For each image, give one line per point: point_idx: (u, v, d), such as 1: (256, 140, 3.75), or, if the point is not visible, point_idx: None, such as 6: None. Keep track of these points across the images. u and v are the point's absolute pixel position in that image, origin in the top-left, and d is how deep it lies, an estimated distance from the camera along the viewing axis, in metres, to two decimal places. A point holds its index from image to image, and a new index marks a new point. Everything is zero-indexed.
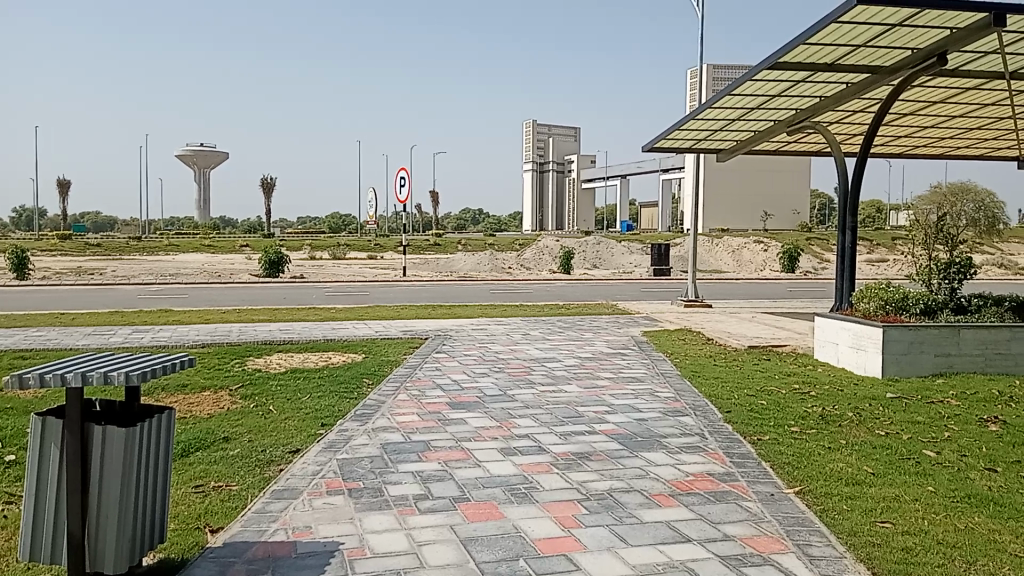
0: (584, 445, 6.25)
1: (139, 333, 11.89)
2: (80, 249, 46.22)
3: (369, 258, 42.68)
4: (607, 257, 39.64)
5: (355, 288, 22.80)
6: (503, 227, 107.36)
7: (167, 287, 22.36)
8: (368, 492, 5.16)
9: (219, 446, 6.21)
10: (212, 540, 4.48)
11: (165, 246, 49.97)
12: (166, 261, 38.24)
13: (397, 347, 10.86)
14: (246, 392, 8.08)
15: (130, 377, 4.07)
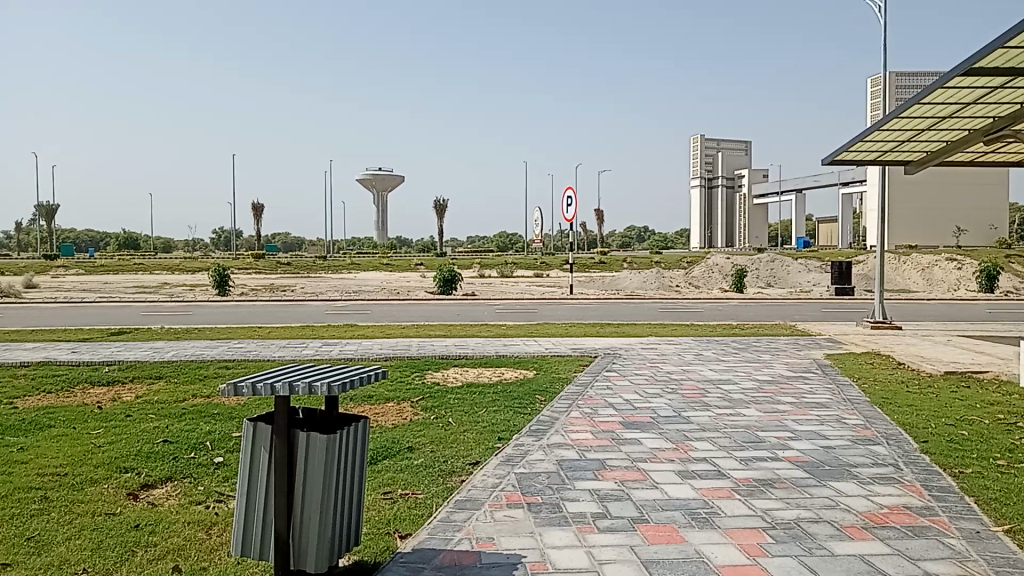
0: (767, 471, 6.04)
1: (327, 346, 12.65)
2: (271, 268, 49.83)
3: (537, 277, 43.42)
4: (783, 275, 38.20)
5: (524, 306, 23.18)
6: (670, 244, 105.97)
7: (350, 303, 23.66)
8: (547, 507, 5.23)
9: (403, 456, 6.50)
10: (402, 545, 4.70)
11: (348, 266, 52.95)
12: (349, 280, 40.44)
13: (569, 364, 10.94)
14: (426, 404, 8.40)
15: (332, 388, 4.35)
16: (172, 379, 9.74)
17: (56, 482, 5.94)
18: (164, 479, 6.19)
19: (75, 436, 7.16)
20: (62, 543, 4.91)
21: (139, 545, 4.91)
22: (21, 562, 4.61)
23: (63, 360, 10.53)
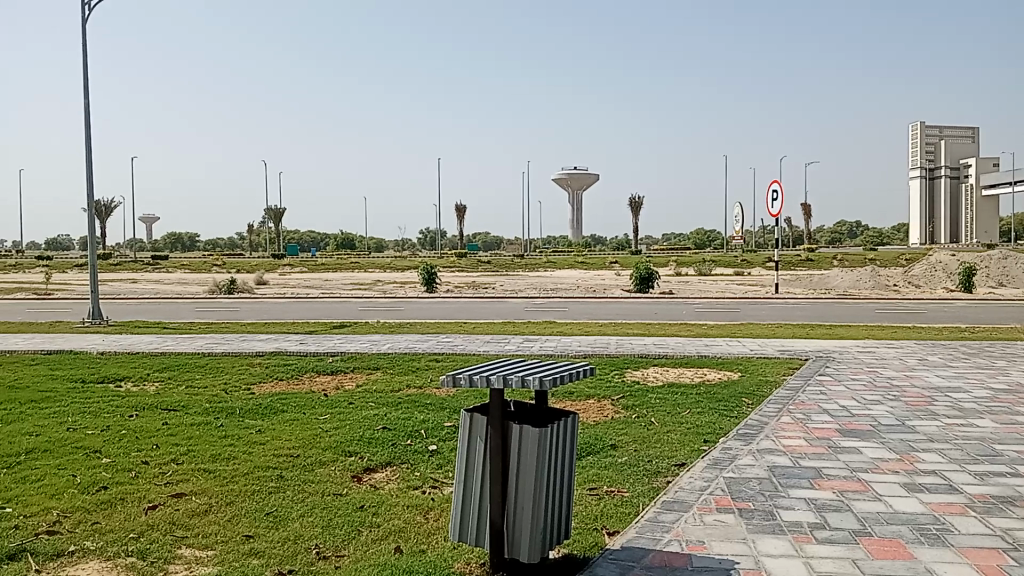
0: (1008, 489, 5.51)
1: (529, 342, 12.98)
2: (473, 266, 51.75)
3: (738, 275, 42.11)
4: (1019, 273, 34.59)
5: (725, 305, 22.55)
6: (883, 240, 99.03)
7: (549, 301, 24.10)
8: (759, 514, 5.08)
9: (607, 453, 6.55)
10: (611, 542, 4.75)
11: (545, 264, 53.94)
12: (547, 278, 41.19)
13: (775, 366, 10.54)
14: (627, 403, 8.41)
15: (544, 382, 4.47)
16: (387, 371, 10.37)
17: (290, 462, 6.51)
18: (384, 464, 6.61)
19: (305, 421, 7.81)
20: (296, 518, 5.38)
21: (364, 525, 5.28)
22: (262, 534, 5.10)
23: (293, 350, 11.51)
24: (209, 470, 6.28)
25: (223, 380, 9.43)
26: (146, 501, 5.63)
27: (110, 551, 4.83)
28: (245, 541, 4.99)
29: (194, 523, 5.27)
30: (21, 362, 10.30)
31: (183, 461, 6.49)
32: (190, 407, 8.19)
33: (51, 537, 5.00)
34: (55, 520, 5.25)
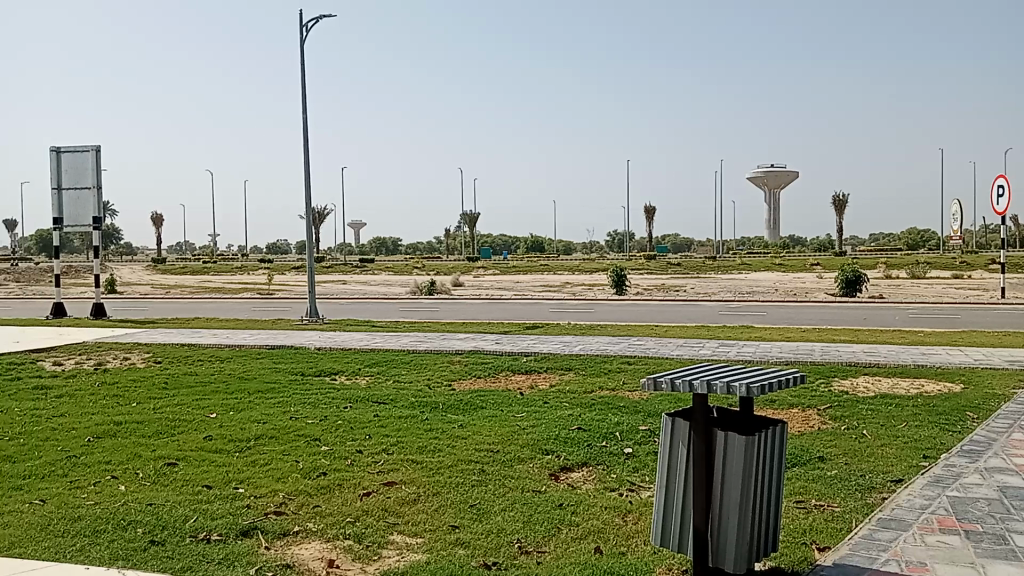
0: None
1: (726, 347, 12.59)
2: (664, 268, 51.04)
3: (956, 278, 38.70)
4: None
5: (943, 311, 20.77)
6: None
7: (745, 304, 23.28)
8: (990, 537, 4.63)
9: (814, 465, 6.22)
10: (821, 558, 4.51)
11: (740, 266, 52.20)
12: (742, 281, 39.85)
13: (1005, 379, 9.56)
14: (835, 413, 7.95)
15: (751, 389, 4.31)
16: (580, 372, 10.43)
17: (491, 457, 6.70)
18: (581, 464, 6.65)
19: (503, 418, 8.01)
20: (499, 512, 5.53)
21: (564, 523, 5.33)
22: (467, 525, 5.28)
23: (490, 350, 11.84)
24: (417, 462, 6.59)
25: (425, 377, 9.88)
26: (361, 488, 6.00)
27: (330, 533, 5.18)
28: (450, 531, 5.19)
29: (403, 511, 5.55)
30: (249, 355, 11.30)
31: (392, 451, 6.86)
32: (397, 400, 8.64)
33: (278, 516, 5.43)
34: (281, 501, 5.71)
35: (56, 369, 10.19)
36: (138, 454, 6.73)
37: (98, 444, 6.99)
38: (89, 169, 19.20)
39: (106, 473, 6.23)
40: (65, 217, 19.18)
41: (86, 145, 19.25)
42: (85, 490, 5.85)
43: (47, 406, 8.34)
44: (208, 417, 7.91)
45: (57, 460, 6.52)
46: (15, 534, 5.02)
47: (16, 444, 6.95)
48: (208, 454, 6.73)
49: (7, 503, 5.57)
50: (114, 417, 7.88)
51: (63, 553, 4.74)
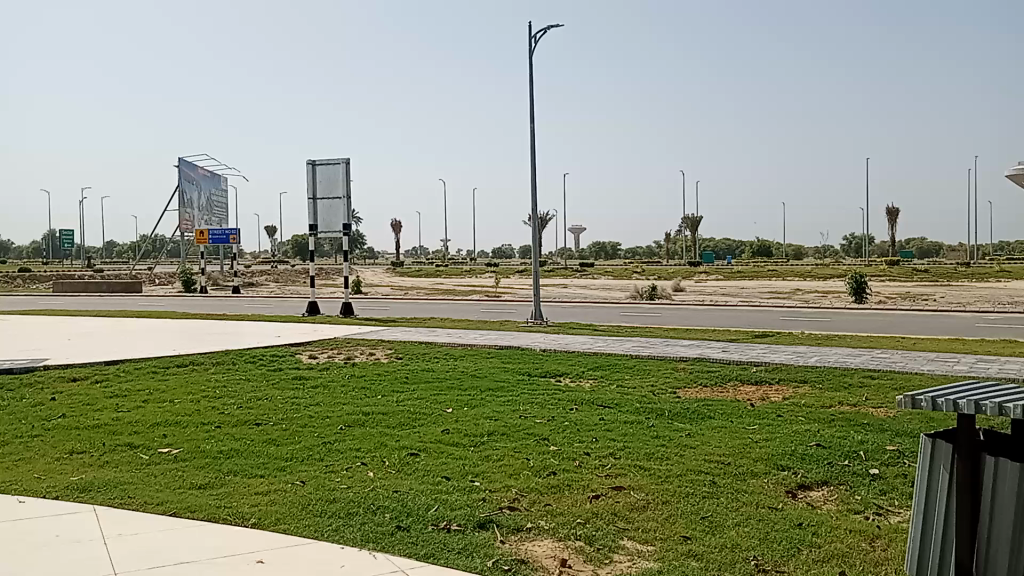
0: None
1: (986, 363, 11.37)
2: (906, 275, 47.14)
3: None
4: None
5: None
6: None
7: (1008, 316, 20.92)
8: None
9: None
10: None
11: (998, 273, 47.00)
12: (1003, 290, 35.87)
13: None
14: None
15: None
16: (815, 385, 9.88)
17: (722, 469, 6.51)
18: (820, 483, 6.30)
19: (733, 429, 7.76)
20: (732, 527, 5.35)
21: (803, 543, 5.07)
22: (700, 537, 5.16)
23: (717, 358, 11.53)
24: (646, 468, 6.55)
25: (651, 383, 9.80)
26: (590, 490, 6.06)
27: (561, 533, 5.27)
28: (682, 542, 5.10)
29: (632, 517, 5.53)
30: (481, 354, 11.79)
31: (620, 456, 6.87)
32: (624, 405, 8.65)
33: (511, 512, 5.61)
34: (515, 497, 5.89)
35: (311, 362, 11.19)
36: (383, 443, 7.23)
37: (348, 432, 7.59)
38: (340, 180, 20.97)
39: (356, 459, 6.76)
40: (319, 224, 21.04)
41: (337, 158, 21.06)
42: (339, 474, 6.37)
43: (305, 395, 9.19)
44: (444, 412, 8.34)
45: (314, 445, 7.16)
46: (281, 511, 5.56)
47: (280, 429, 7.72)
48: (445, 447, 7.09)
49: (274, 482, 6.19)
50: (361, 408, 8.52)
51: (321, 532, 5.18)
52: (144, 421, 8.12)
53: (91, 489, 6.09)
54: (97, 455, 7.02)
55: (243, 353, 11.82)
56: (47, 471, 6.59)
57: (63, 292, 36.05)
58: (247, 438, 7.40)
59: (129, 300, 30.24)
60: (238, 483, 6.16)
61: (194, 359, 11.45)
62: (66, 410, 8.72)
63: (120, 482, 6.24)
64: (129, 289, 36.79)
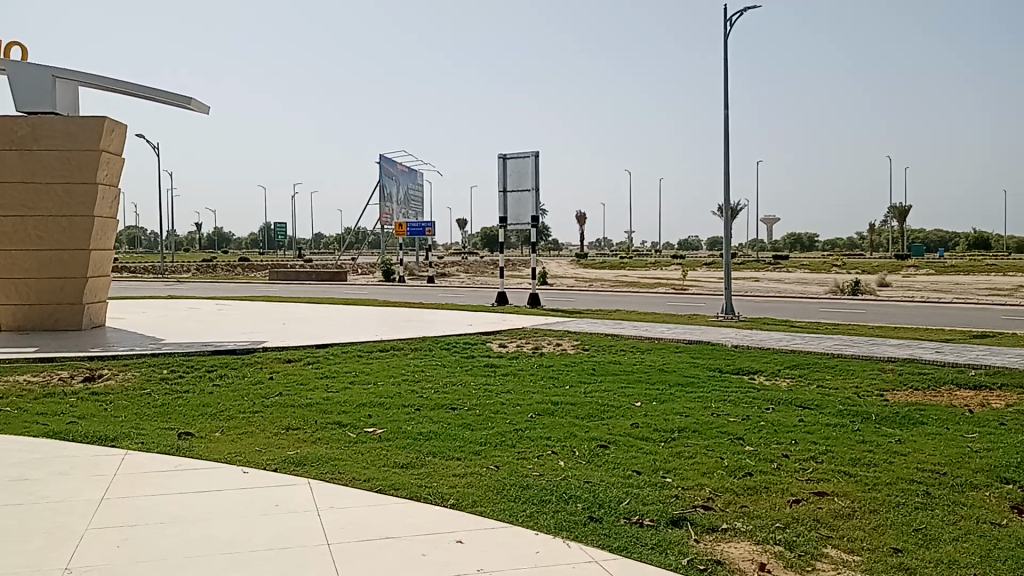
0: None
1: None
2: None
3: None
4: None
5: None
6: None
7: None
8: None
9: None
10: None
11: None
12: None
13: None
14: None
15: None
16: None
17: (936, 479, 6.03)
18: None
19: (949, 437, 7.16)
20: (949, 541, 4.93)
21: None
22: (912, 550, 4.80)
23: (929, 359, 10.68)
24: (850, 474, 6.19)
25: (853, 384, 9.24)
26: (790, 494, 5.79)
27: (759, 537, 5.08)
28: (893, 554, 4.76)
29: (837, 525, 5.24)
30: (669, 348, 11.61)
31: (821, 460, 6.53)
32: (824, 406, 8.21)
33: (706, 511, 5.47)
34: (709, 497, 5.75)
35: (501, 351, 11.47)
36: (574, 433, 7.28)
37: (539, 420, 7.72)
38: (530, 173, 21.32)
39: (549, 448, 6.85)
40: (509, 216, 21.52)
41: (527, 151, 21.41)
42: (531, 462, 6.49)
43: (497, 382, 9.44)
44: (634, 405, 8.28)
45: (507, 432, 7.33)
46: (477, 493, 5.73)
47: (474, 414, 7.97)
48: (635, 441, 7.04)
49: (470, 465, 6.39)
50: (551, 397, 8.64)
51: (516, 517, 5.29)
52: (350, 401, 8.66)
53: (306, 463, 6.57)
54: (310, 432, 7.57)
55: (438, 340, 12.31)
56: (268, 444, 7.18)
57: (279, 279, 39.14)
58: (443, 422, 7.70)
59: (336, 288, 32.33)
60: (436, 464, 6.42)
61: (393, 345, 12.07)
62: (282, 389, 9.46)
63: (330, 457, 6.69)
64: (335, 277, 39.36)
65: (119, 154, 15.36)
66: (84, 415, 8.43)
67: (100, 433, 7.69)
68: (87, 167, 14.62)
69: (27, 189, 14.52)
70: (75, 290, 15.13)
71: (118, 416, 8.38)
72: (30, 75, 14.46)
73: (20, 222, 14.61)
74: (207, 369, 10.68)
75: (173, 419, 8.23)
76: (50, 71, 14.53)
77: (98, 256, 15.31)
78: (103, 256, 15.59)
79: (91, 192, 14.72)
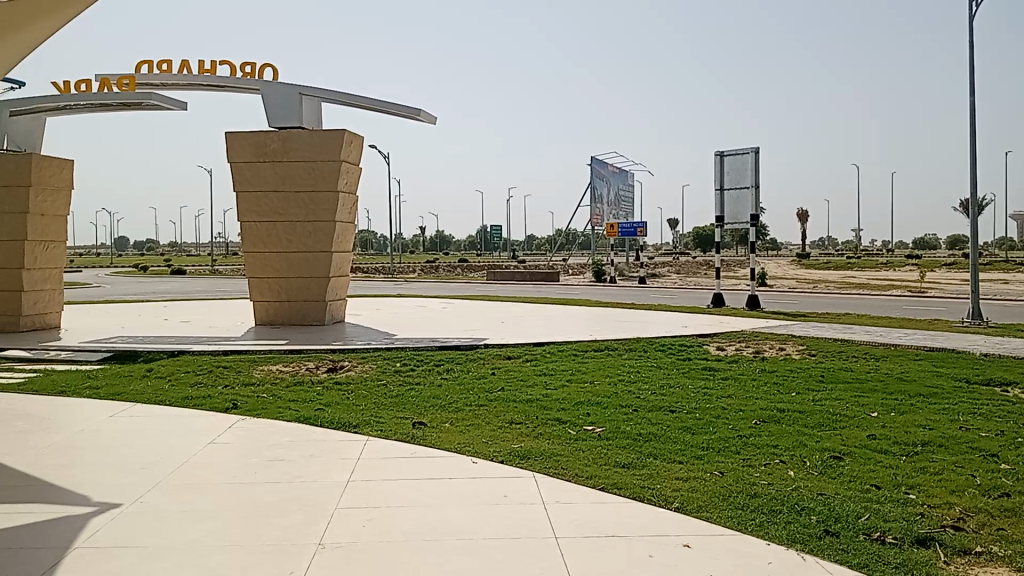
0: None
1: None
2: None
3: None
4: None
5: None
6: None
7: None
8: None
9: None
10: None
11: None
12: None
13: None
14: None
15: None
16: None
17: None
18: None
19: None
20: None
21: None
22: None
23: None
24: None
25: None
26: None
27: (1021, 564, 4.58)
28: None
29: None
30: (906, 356, 10.77)
31: None
32: None
33: (956, 532, 5.02)
34: (959, 517, 5.27)
35: (719, 354, 11.18)
36: (803, 443, 6.95)
37: (764, 427, 7.44)
38: (749, 169, 20.59)
39: (776, 457, 6.58)
40: (726, 215, 20.94)
41: (746, 147, 20.71)
42: (757, 470, 6.27)
43: (717, 386, 9.21)
44: (868, 416, 7.76)
45: (730, 437, 7.13)
46: (702, 498, 5.62)
47: (694, 418, 7.83)
48: (872, 454, 6.59)
49: (693, 470, 6.28)
50: (775, 404, 8.30)
51: (744, 525, 5.13)
52: (569, 399, 8.79)
53: (530, 457, 6.75)
54: (532, 427, 7.77)
55: (653, 341, 12.23)
56: (493, 437, 7.45)
57: (495, 280, 40.61)
58: (664, 424, 7.61)
59: (551, 288, 33.04)
60: (658, 466, 6.37)
61: (608, 344, 12.12)
62: (504, 384, 9.79)
63: (553, 453, 6.83)
64: (548, 278, 40.20)
65: (356, 163, 16.60)
66: (329, 403, 9.19)
67: (344, 420, 8.35)
68: (329, 177, 15.92)
69: (279, 198, 16.06)
70: (319, 288, 16.49)
71: (358, 405, 9.06)
72: (281, 93, 15.95)
73: (274, 227, 16.20)
74: (434, 363, 11.28)
75: (407, 410, 8.76)
76: (297, 89, 15.90)
77: (339, 258, 16.62)
78: (342, 257, 16.89)
79: (332, 199, 16.02)
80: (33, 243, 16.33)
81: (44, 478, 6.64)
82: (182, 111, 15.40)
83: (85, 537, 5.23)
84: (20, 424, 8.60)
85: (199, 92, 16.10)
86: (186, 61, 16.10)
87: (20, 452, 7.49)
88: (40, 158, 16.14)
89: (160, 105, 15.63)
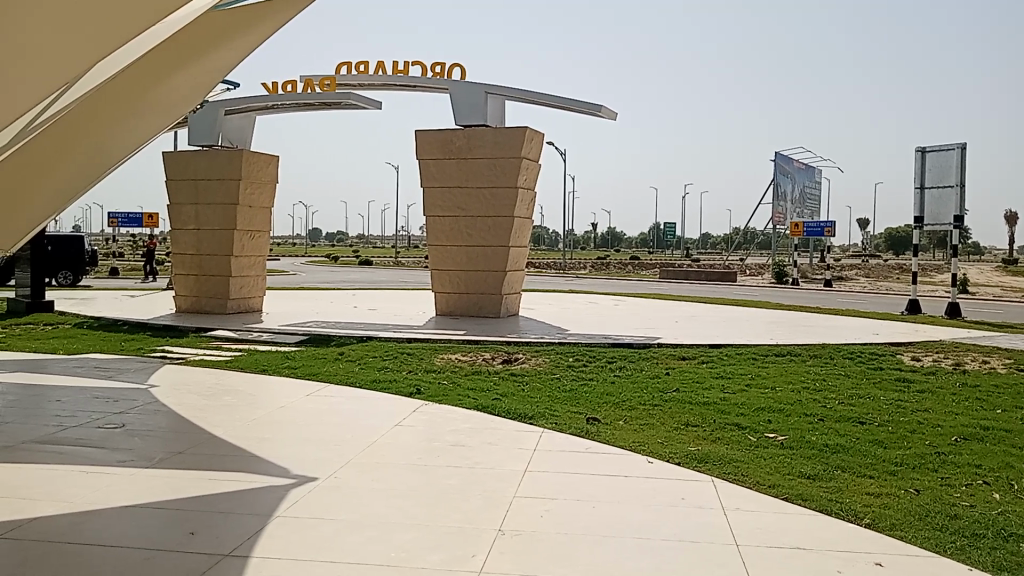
0: None
1: None
2: None
3: None
4: None
5: None
6: None
7: None
8: None
9: None
10: None
11: None
12: None
13: None
14: None
15: None
16: None
17: None
18: None
19: None
20: None
21: None
22: None
23: None
24: None
25: None
26: None
27: None
28: None
29: None
30: None
31: None
32: None
33: None
34: None
35: (914, 364, 10.48)
36: (1011, 464, 6.40)
37: (966, 445, 6.91)
38: (954, 167, 19.13)
39: (979, 477, 6.10)
40: (926, 215, 19.55)
41: (952, 143, 19.25)
42: (958, 490, 5.84)
43: (911, 399, 8.64)
44: None
45: (927, 454, 6.67)
46: (896, 516, 5.31)
47: (886, 431, 7.39)
48: None
49: (885, 486, 5.94)
50: (979, 421, 7.67)
51: (944, 548, 4.80)
52: (749, 404, 8.55)
53: (708, 461, 6.63)
54: (709, 431, 7.62)
55: (840, 348, 11.65)
56: (669, 438, 7.38)
57: (669, 278, 40.03)
58: (851, 436, 7.24)
59: (727, 289, 32.17)
60: (847, 480, 6.07)
61: (791, 350, 11.67)
62: (679, 385, 9.65)
63: (732, 459, 6.67)
64: (724, 278, 39.09)
65: (536, 160, 16.90)
66: (506, 393, 9.44)
67: (521, 411, 8.55)
68: (510, 173, 16.31)
69: (463, 194, 16.65)
70: (495, 281, 16.93)
71: (533, 397, 9.26)
72: (467, 93, 16.47)
73: (456, 222, 16.80)
74: (607, 360, 11.31)
75: (581, 405, 8.85)
76: (483, 88, 16.37)
77: (515, 253, 16.98)
78: (519, 252, 17.24)
79: (512, 194, 16.39)
80: (240, 232, 17.80)
81: (249, 450, 7.26)
82: (376, 110, 16.23)
83: (285, 506, 5.69)
84: (228, 399, 9.43)
85: (392, 91, 16.93)
86: (382, 62, 17.01)
87: (228, 424, 8.22)
88: (248, 154, 17.55)
89: (356, 104, 16.56)
